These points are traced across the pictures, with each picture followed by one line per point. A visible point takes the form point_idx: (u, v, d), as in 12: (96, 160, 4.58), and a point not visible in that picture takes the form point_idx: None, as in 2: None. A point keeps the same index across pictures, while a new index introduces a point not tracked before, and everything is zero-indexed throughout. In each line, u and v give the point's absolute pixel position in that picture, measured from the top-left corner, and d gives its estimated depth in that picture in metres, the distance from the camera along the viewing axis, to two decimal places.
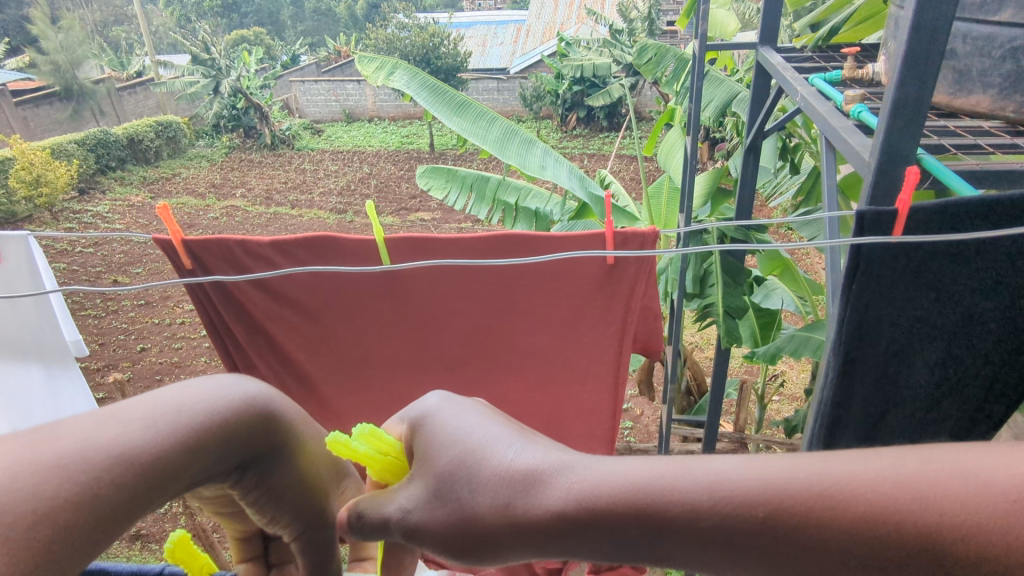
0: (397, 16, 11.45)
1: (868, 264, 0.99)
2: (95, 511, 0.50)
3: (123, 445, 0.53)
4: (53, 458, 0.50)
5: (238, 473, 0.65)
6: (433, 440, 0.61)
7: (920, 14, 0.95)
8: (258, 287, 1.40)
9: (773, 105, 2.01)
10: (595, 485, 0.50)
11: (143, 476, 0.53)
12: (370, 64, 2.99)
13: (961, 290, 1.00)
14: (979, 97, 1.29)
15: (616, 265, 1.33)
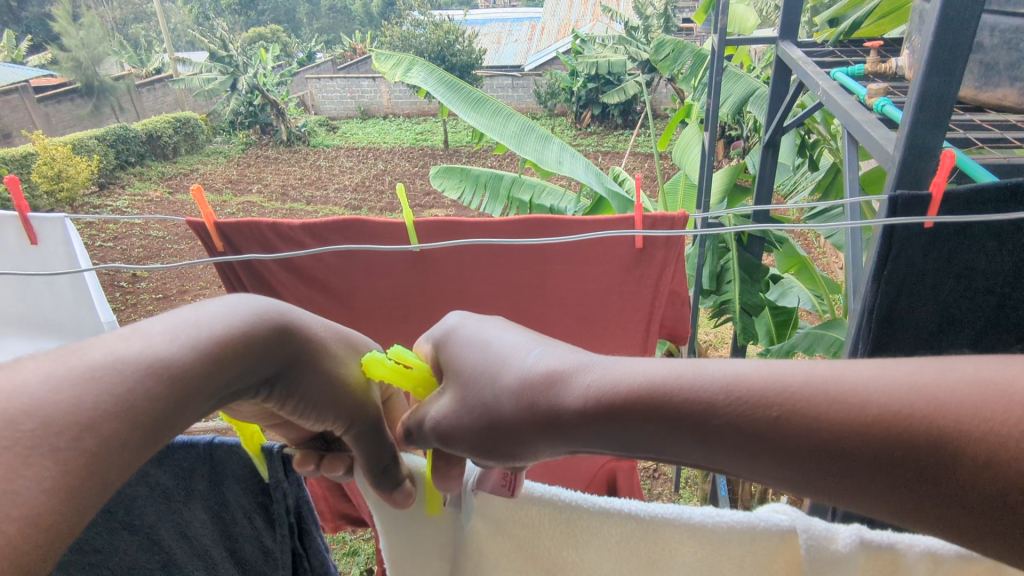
0: (412, 14, 11.51)
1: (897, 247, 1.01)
2: (132, 422, 0.51)
3: (153, 358, 0.54)
4: (89, 373, 0.50)
5: (264, 389, 0.67)
6: (461, 349, 0.65)
7: (947, 4, 0.94)
8: (285, 266, 1.43)
9: (792, 101, 2.00)
10: (607, 381, 0.54)
11: (174, 389, 0.54)
12: (387, 61, 3.00)
13: (986, 271, 1.02)
14: (1007, 90, 1.28)
15: (645, 247, 1.30)
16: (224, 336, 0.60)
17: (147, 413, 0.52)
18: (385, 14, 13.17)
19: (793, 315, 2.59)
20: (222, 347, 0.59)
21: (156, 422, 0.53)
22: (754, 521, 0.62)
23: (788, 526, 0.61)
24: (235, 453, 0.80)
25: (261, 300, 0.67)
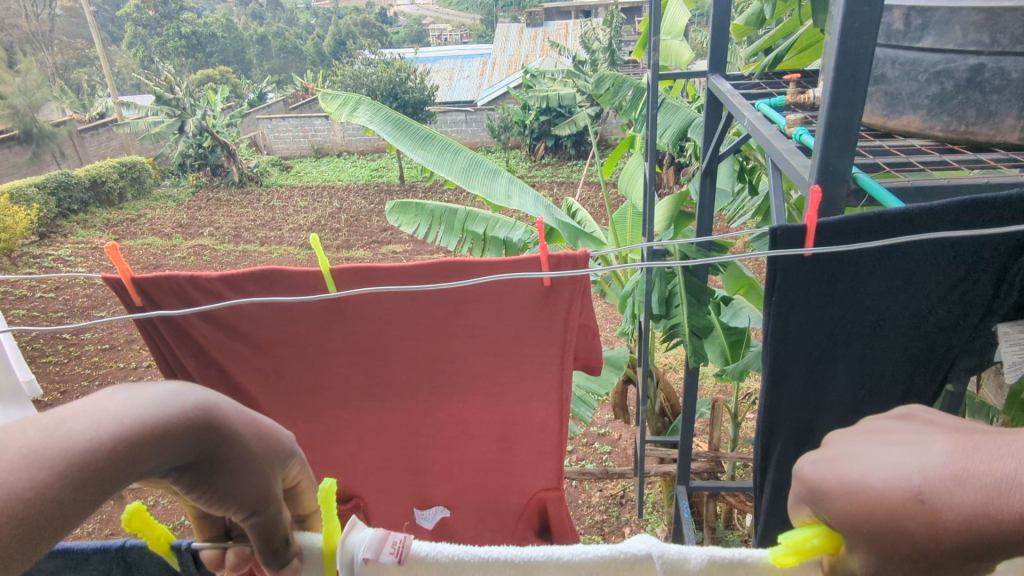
0: (364, 53, 11.61)
1: (785, 277, 1.02)
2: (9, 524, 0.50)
3: (48, 452, 0.54)
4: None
5: (176, 471, 0.67)
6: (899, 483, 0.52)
7: (845, 42, 1.01)
8: (207, 318, 1.39)
9: (725, 130, 2.10)
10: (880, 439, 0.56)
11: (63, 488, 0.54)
12: (333, 101, 3.01)
13: (870, 292, 1.05)
14: (910, 117, 1.38)
15: (551, 285, 1.34)
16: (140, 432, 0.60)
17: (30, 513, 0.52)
18: (336, 54, 13.25)
19: (744, 335, 2.69)
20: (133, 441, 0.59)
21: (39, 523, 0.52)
22: (617, 552, 0.71)
23: (645, 554, 0.71)
24: (148, 553, 0.78)
25: (187, 386, 0.67)
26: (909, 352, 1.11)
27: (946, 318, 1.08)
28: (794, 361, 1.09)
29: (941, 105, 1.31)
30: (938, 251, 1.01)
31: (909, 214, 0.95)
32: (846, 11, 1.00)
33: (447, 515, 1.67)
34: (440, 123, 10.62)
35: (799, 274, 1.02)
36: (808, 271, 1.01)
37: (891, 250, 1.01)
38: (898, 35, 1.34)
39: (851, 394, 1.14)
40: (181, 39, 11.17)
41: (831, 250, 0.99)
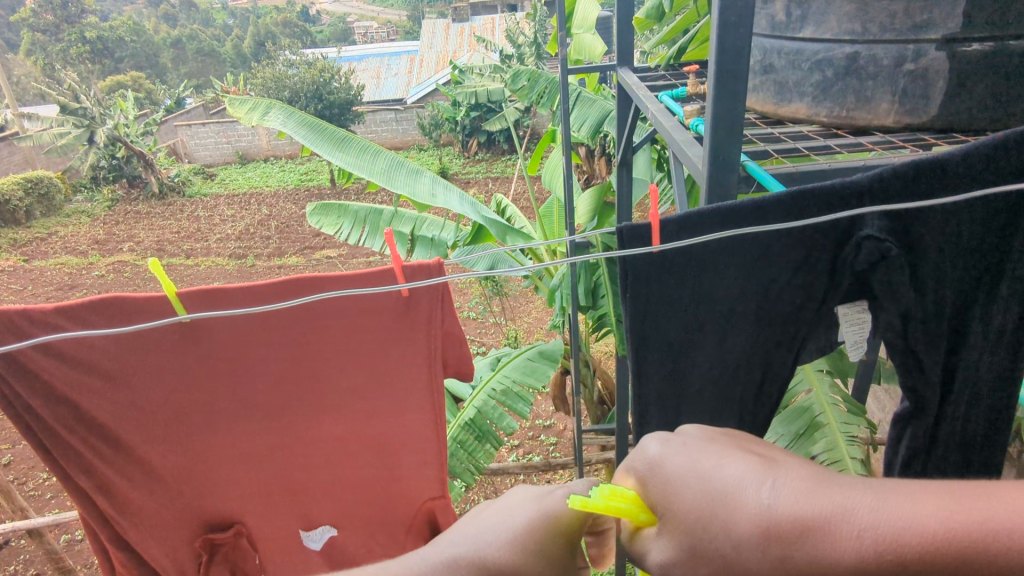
0: (284, 54, 11.23)
1: (629, 277, 0.96)
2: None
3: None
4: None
5: None
6: (708, 508, 0.67)
7: (722, 38, 1.06)
8: (48, 351, 1.18)
9: (635, 122, 2.14)
10: (853, 535, 0.59)
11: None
12: (242, 105, 2.89)
13: (715, 281, 1.00)
14: (798, 105, 1.43)
15: (410, 295, 1.26)
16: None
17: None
18: (255, 55, 12.76)
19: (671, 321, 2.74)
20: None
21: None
22: None
23: None
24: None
25: None
26: (762, 344, 1.07)
27: (802, 300, 1.03)
28: (652, 351, 1.04)
29: (825, 92, 1.37)
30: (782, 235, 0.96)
31: (784, 197, 0.91)
32: (721, 5, 1.03)
33: (336, 534, 1.50)
34: (368, 123, 10.41)
35: (649, 264, 0.96)
36: (657, 264, 0.96)
37: (733, 239, 0.96)
38: (781, 26, 1.40)
39: (715, 384, 1.09)
40: (85, 45, 10.47)
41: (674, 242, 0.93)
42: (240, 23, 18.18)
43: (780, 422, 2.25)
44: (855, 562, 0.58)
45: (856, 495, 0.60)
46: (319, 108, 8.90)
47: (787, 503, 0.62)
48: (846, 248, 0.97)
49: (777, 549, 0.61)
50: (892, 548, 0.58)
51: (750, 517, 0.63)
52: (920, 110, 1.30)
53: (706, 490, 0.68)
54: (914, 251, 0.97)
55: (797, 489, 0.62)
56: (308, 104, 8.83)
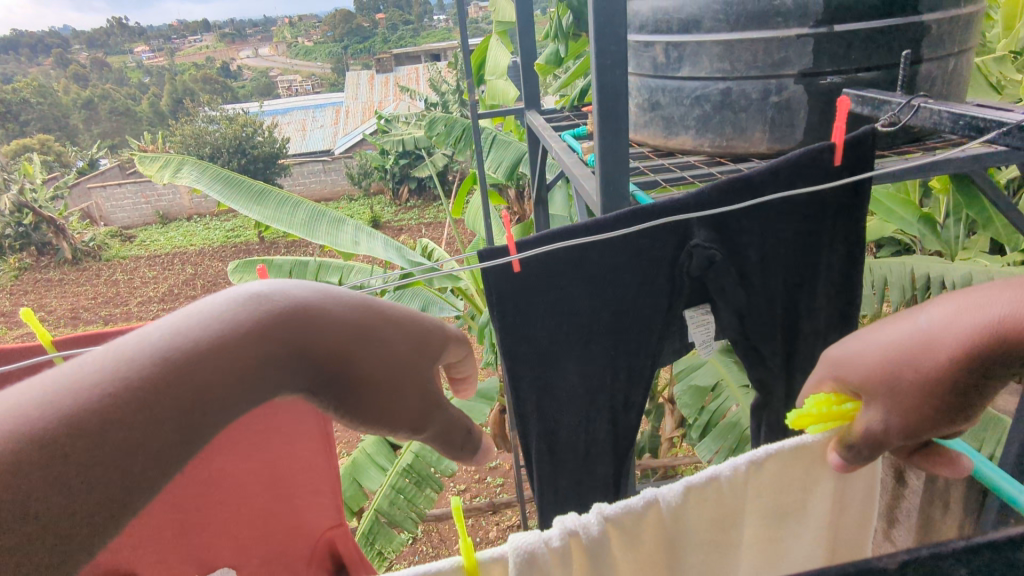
0: (206, 110, 11.03)
1: (496, 294, 1.02)
2: (122, 429, 0.36)
3: (145, 352, 0.39)
4: (62, 381, 0.36)
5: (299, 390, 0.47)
6: (856, 361, 0.60)
7: (602, 78, 1.14)
8: None
9: (546, 161, 2.23)
10: (952, 323, 0.52)
11: (164, 388, 0.38)
12: (153, 163, 2.83)
13: (574, 291, 1.06)
14: (684, 137, 1.55)
15: None
16: (253, 322, 0.43)
17: (155, 405, 0.37)
18: (175, 112, 12.48)
19: None
20: (265, 325, 0.43)
21: (125, 452, 0.37)
22: None
23: None
24: None
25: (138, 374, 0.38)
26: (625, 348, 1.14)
27: (654, 310, 1.11)
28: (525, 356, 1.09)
29: (706, 124, 1.49)
30: (637, 245, 1.03)
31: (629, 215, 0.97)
32: (598, 49, 1.12)
33: None
34: (296, 176, 10.27)
35: (512, 278, 1.01)
36: (519, 279, 1.01)
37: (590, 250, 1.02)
38: (663, 66, 1.51)
39: (585, 388, 1.16)
40: None
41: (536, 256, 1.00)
42: (159, 81, 17.70)
43: (710, 439, 2.34)
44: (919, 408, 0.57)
45: (957, 301, 0.53)
46: (243, 163, 8.71)
47: (927, 323, 0.54)
48: (683, 254, 1.06)
49: (923, 359, 0.54)
50: (980, 329, 0.51)
51: (883, 349, 0.57)
52: (788, 137, 1.43)
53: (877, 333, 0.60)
54: (739, 251, 1.10)
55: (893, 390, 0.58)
56: (231, 160, 8.66)
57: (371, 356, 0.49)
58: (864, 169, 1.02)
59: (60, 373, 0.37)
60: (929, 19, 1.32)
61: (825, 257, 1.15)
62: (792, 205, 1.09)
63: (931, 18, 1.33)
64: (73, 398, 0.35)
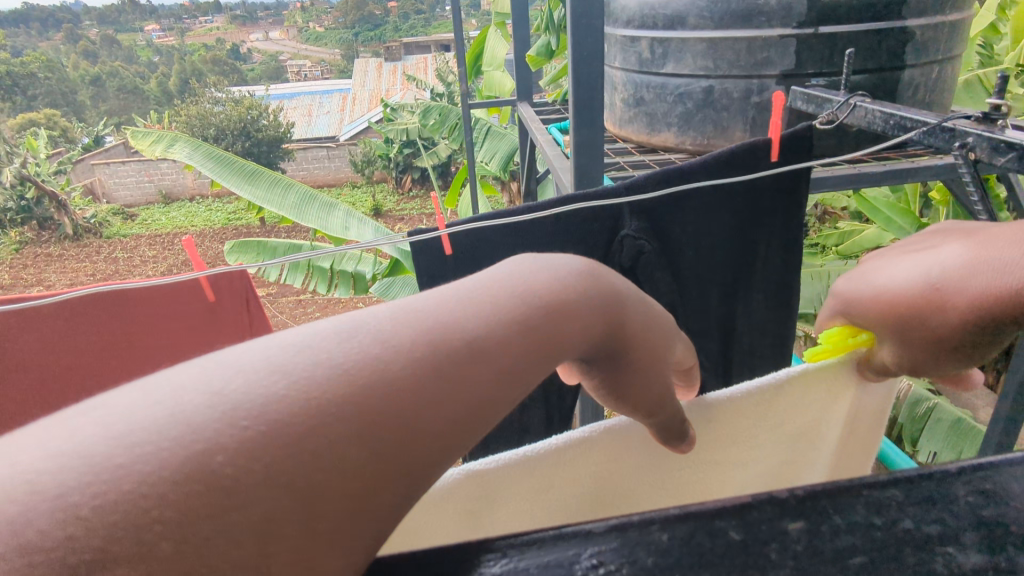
0: (212, 92, 11.01)
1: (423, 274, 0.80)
2: (355, 441, 0.26)
3: (408, 341, 0.29)
4: (309, 356, 0.26)
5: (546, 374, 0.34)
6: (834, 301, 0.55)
7: (579, 69, 1.13)
8: None
9: (534, 153, 2.22)
10: (904, 281, 0.46)
11: (423, 389, 0.28)
12: (145, 138, 2.84)
13: None
14: (666, 134, 1.42)
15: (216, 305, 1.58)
16: (471, 329, 0.30)
17: (406, 418, 0.27)
18: (182, 92, 12.45)
19: None
20: (532, 310, 0.33)
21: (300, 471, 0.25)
22: None
23: None
24: None
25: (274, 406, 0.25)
26: None
27: None
28: None
29: (687, 122, 1.36)
30: (546, 233, 0.81)
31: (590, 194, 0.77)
32: (574, 41, 1.11)
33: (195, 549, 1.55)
34: (298, 161, 10.22)
35: (438, 260, 0.80)
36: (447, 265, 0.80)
37: (484, 241, 0.80)
38: (647, 61, 1.38)
39: None
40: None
41: (467, 235, 0.79)
42: (166, 60, 17.57)
43: None
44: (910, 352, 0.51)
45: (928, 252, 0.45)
46: (247, 146, 8.67)
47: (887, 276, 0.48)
48: (611, 250, 0.84)
49: (874, 304, 0.49)
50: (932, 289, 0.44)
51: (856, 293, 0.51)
52: None
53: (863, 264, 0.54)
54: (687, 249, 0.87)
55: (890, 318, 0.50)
56: (234, 142, 8.63)
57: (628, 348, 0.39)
58: (808, 156, 0.80)
59: (304, 336, 0.27)
60: (913, 25, 1.20)
61: (761, 257, 0.90)
62: (728, 190, 0.84)
63: (916, 24, 1.20)
64: (308, 394, 0.25)
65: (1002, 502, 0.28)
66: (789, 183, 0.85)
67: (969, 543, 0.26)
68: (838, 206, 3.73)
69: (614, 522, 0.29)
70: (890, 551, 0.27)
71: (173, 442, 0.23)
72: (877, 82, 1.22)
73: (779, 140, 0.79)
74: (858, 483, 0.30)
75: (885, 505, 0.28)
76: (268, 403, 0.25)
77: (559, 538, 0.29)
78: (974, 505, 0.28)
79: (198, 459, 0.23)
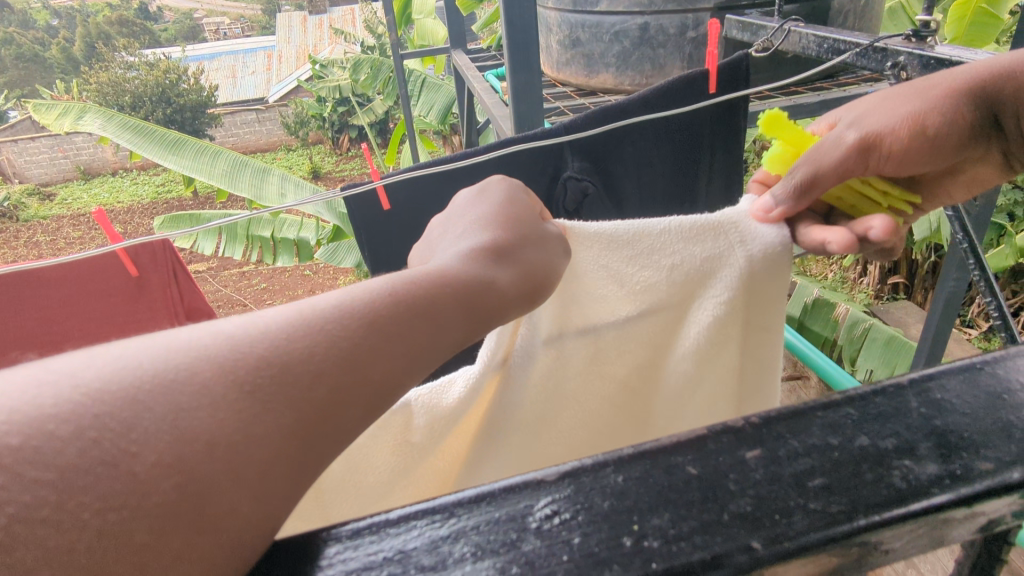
0: (123, 55, 10.18)
1: (365, 231, 0.78)
2: (272, 409, 0.28)
3: (321, 324, 0.32)
4: (208, 344, 0.29)
5: (418, 322, 0.36)
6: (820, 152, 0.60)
7: (509, 12, 1.07)
8: None
9: (472, 102, 2.16)
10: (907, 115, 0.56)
11: (334, 362, 0.31)
12: (51, 111, 2.65)
13: None
14: (604, 76, 1.37)
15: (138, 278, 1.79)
16: (365, 301, 0.35)
17: (320, 391, 0.30)
18: (89, 56, 11.44)
19: None
20: (417, 289, 0.37)
21: (203, 460, 0.25)
22: None
23: None
24: None
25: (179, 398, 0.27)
26: None
27: None
28: None
29: (625, 61, 1.31)
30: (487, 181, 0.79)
31: (533, 134, 0.75)
32: None
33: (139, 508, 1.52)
34: (226, 126, 9.63)
35: (382, 215, 0.77)
36: (388, 222, 0.78)
37: (426, 195, 0.77)
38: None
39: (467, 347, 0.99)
40: None
41: (406, 187, 0.76)
42: (67, 23, 16.03)
43: None
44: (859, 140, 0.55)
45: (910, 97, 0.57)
46: (169, 113, 8.09)
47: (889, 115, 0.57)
48: (552, 193, 0.82)
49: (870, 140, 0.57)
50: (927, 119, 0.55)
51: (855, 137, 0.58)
52: None
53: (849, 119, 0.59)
54: (629, 190, 0.86)
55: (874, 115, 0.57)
56: (155, 109, 8.06)
57: (523, 279, 0.45)
58: (742, 87, 0.79)
59: (193, 334, 0.31)
60: None
61: (703, 189, 0.91)
62: (668, 122, 0.84)
63: None
64: (222, 373, 0.28)
65: (950, 410, 0.28)
66: (726, 114, 0.85)
67: (926, 454, 0.26)
68: None
69: (567, 469, 0.27)
70: (849, 469, 0.26)
71: (46, 418, 0.24)
72: (809, 11, 1.18)
73: (715, 73, 0.78)
74: (810, 407, 0.29)
75: (869, 432, 0.27)
76: (178, 381, 0.27)
77: (510, 490, 0.26)
78: (927, 415, 0.27)
79: (85, 428, 0.24)
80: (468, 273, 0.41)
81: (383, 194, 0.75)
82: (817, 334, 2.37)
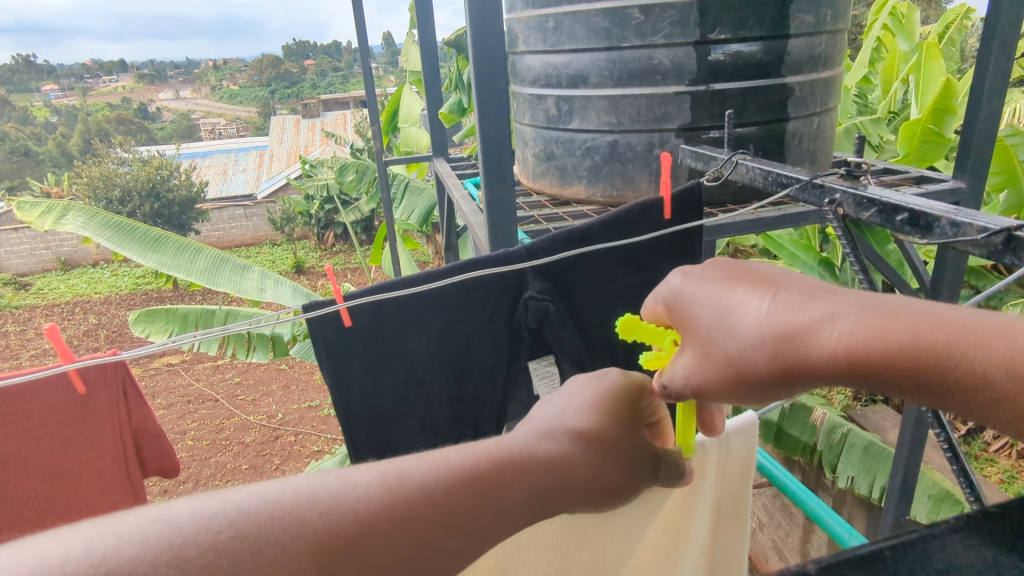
0: (117, 152, 10.43)
1: (328, 345, 0.76)
2: None
3: (401, 505, 0.34)
4: (310, 514, 0.32)
5: (486, 508, 0.37)
6: (698, 313, 0.50)
7: (486, 129, 1.12)
8: None
9: (451, 208, 2.23)
10: (777, 341, 0.44)
11: (396, 550, 0.33)
12: (35, 208, 2.67)
13: (418, 346, 0.81)
14: (577, 187, 1.34)
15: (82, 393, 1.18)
16: (438, 489, 0.36)
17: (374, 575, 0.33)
18: (84, 152, 11.69)
19: None
20: (496, 469, 0.38)
21: None
22: None
23: None
24: None
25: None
26: (474, 399, 0.86)
27: (490, 377, 0.85)
28: (364, 421, 0.81)
29: (596, 174, 1.29)
30: (454, 303, 0.80)
31: (497, 259, 0.79)
32: (481, 101, 1.10)
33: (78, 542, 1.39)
34: (213, 221, 9.77)
35: (347, 331, 0.76)
36: (353, 336, 0.76)
37: (392, 311, 0.77)
38: (554, 118, 1.31)
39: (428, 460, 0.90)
40: None
41: (373, 306, 0.76)
42: (65, 119, 16.51)
43: None
44: (774, 362, 0.44)
45: (800, 318, 0.43)
46: (156, 207, 8.17)
47: (775, 318, 0.44)
48: (514, 311, 0.84)
49: (735, 344, 0.46)
50: (795, 358, 0.43)
51: (737, 336, 0.46)
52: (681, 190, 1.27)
53: (743, 297, 0.48)
54: (583, 308, 0.88)
55: (800, 303, 0.44)
56: (143, 204, 8.15)
57: (593, 477, 0.43)
58: (696, 215, 0.83)
59: (178, 506, 0.31)
60: (791, 82, 1.20)
61: None
62: (629, 249, 0.87)
63: (793, 81, 1.20)
64: (308, 547, 0.31)
65: None
66: (684, 238, 0.88)
67: None
68: (747, 243, 3.92)
69: None
70: None
71: None
72: (767, 134, 1.21)
73: (668, 201, 0.82)
74: None
75: None
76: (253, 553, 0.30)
77: None
78: None
79: None
80: (551, 454, 0.42)
81: (346, 314, 0.75)
82: (795, 439, 2.31)
